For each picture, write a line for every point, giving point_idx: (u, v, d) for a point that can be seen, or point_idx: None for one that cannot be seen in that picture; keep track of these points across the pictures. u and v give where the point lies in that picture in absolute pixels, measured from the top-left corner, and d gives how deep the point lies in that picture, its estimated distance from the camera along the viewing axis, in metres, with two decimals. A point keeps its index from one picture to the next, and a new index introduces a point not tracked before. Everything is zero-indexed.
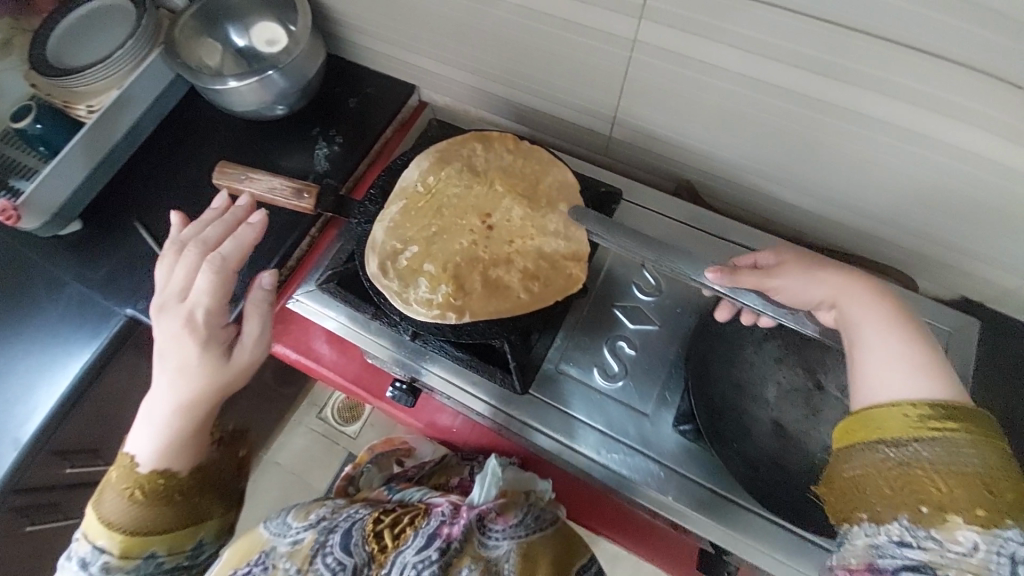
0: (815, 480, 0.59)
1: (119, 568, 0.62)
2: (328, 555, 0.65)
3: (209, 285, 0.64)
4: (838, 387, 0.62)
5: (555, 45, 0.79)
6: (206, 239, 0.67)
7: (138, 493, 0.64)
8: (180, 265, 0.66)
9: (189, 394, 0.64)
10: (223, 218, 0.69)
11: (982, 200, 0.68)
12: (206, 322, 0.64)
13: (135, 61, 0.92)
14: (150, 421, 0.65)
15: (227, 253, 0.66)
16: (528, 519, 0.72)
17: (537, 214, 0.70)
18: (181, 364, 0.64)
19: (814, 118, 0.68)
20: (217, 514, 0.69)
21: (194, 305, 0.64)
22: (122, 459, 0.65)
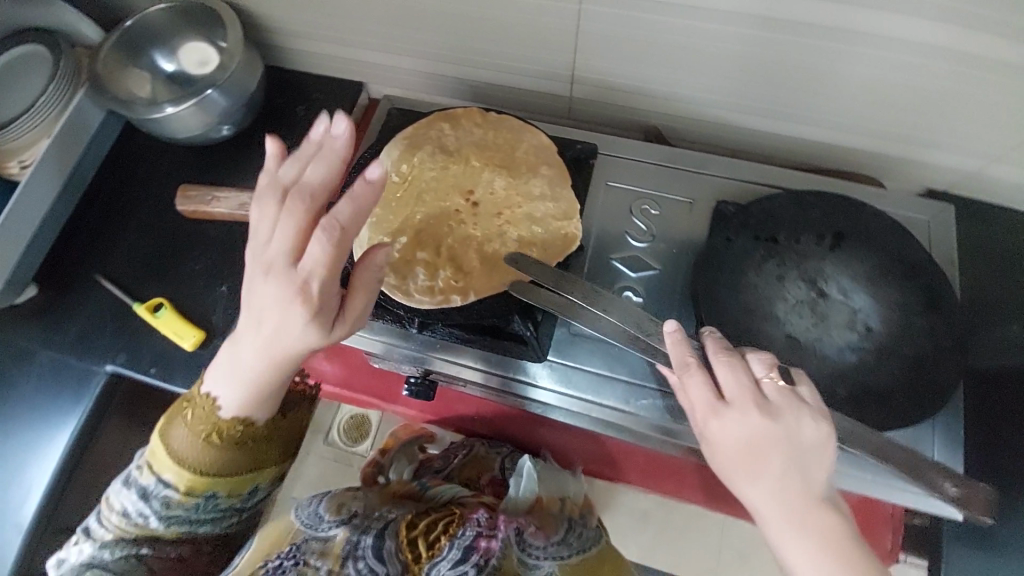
0: (839, 383, 0.60)
1: (181, 504, 0.57)
2: (360, 560, 0.62)
3: (323, 256, 0.47)
4: (840, 291, 0.64)
5: (502, 12, 0.78)
6: (313, 187, 0.49)
7: (215, 436, 0.56)
8: (282, 218, 0.48)
9: (285, 363, 0.52)
10: (325, 157, 0.49)
11: (937, 88, 0.70)
12: (321, 292, 0.48)
13: (62, 106, 0.86)
14: (237, 374, 0.54)
15: (345, 220, 0.46)
16: (571, 541, 0.79)
17: (519, 181, 0.70)
18: (280, 334, 0.50)
19: (766, 36, 0.70)
20: (280, 462, 0.61)
21: (304, 272, 0.48)
22: (200, 398, 0.56)
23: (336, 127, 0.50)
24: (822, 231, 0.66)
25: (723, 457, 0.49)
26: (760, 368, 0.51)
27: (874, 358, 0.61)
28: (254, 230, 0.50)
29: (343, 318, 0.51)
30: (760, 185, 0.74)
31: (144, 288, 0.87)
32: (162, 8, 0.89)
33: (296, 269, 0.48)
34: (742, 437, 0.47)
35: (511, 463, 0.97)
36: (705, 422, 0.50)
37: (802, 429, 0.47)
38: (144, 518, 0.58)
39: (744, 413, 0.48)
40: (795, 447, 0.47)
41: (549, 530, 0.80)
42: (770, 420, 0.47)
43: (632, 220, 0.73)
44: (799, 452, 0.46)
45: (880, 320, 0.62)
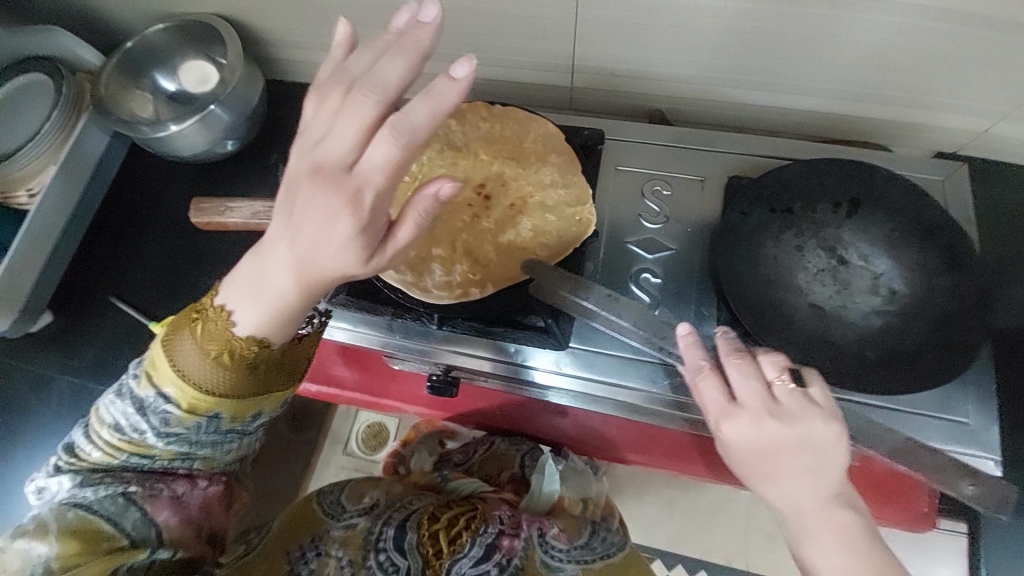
0: (866, 347, 0.60)
1: (182, 423, 0.54)
2: (381, 552, 0.67)
3: (387, 164, 0.42)
4: (860, 258, 0.64)
5: (500, 6, 0.78)
6: (386, 78, 0.43)
7: (224, 356, 0.53)
8: (347, 111, 0.43)
9: (320, 283, 0.47)
10: (402, 48, 0.43)
11: (941, 50, 0.70)
12: (372, 207, 0.43)
13: (66, 132, 0.86)
14: (265, 289, 0.50)
15: (419, 124, 0.41)
16: (595, 545, 0.75)
17: (530, 171, 0.70)
18: (321, 246, 0.45)
19: (764, 10, 0.70)
20: (288, 391, 0.58)
21: (362, 181, 0.43)
22: (213, 310, 0.52)
23: (425, 14, 0.43)
24: (838, 197, 0.66)
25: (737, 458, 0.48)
26: (769, 369, 0.49)
27: (901, 321, 0.61)
28: (314, 125, 0.45)
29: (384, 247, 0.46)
30: (770, 158, 0.74)
31: (159, 307, 0.87)
32: (161, 28, 0.89)
33: (352, 174, 0.43)
34: (751, 437, 0.47)
35: (529, 460, 0.96)
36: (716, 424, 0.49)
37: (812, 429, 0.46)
38: (139, 436, 0.55)
39: (752, 416, 0.47)
40: (804, 448, 0.46)
41: (573, 532, 0.76)
42: (778, 423, 0.46)
43: (644, 203, 0.73)
44: (810, 456, 0.46)
45: (904, 282, 0.62)
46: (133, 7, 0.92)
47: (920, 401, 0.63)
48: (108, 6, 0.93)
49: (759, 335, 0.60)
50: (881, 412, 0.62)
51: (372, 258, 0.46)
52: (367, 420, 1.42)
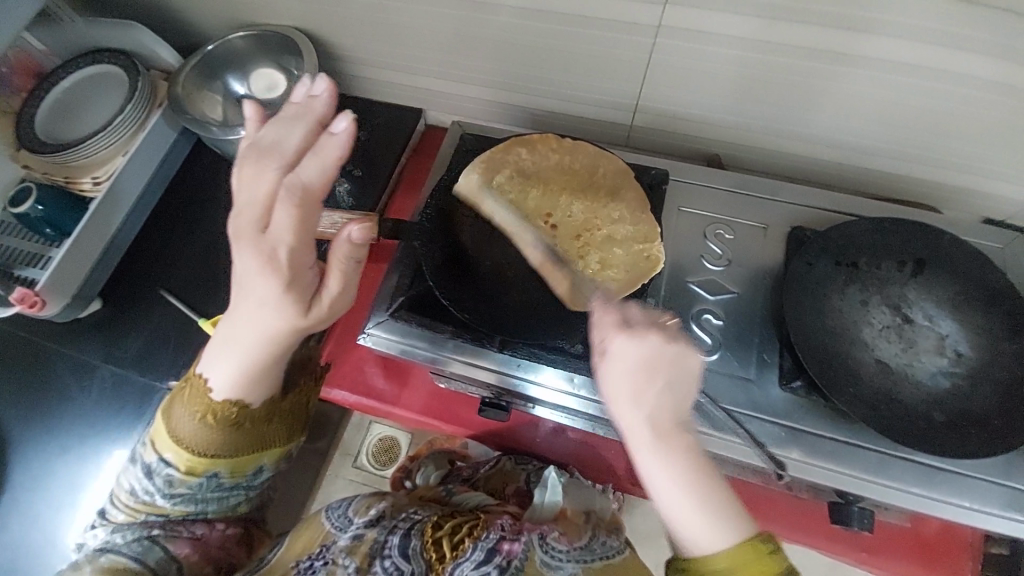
0: (932, 407, 0.60)
1: (184, 483, 0.61)
2: (387, 558, 0.64)
3: (289, 222, 0.48)
4: (925, 317, 0.64)
5: (575, 43, 0.81)
6: (286, 146, 0.50)
7: (209, 418, 0.60)
8: (255, 179, 0.50)
9: (267, 331, 0.56)
10: (304, 118, 0.51)
11: (1001, 120, 0.72)
12: (292, 263, 0.51)
13: (138, 125, 0.87)
14: (232, 352, 0.58)
15: (308, 179, 0.47)
16: (594, 547, 0.73)
17: (599, 205, 0.71)
18: (261, 300, 0.54)
19: (830, 70, 0.73)
20: (280, 441, 0.65)
21: (276, 242, 0.50)
22: (195, 378, 0.61)
23: (317, 89, 0.53)
24: (903, 257, 0.67)
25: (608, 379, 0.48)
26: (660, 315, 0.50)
27: (969, 383, 0.61)
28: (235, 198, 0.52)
29: (319, 296, 0.55)
30: (833, 212, 0.75)
31: (207, 304, 0.87)
32: (242, 35, 0.92)
33: (265, 236, 0.50)
34: (635, 364, 0.46)
35: (537, 476, 0.94)
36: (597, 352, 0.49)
37: (689, 363, 0.47)
38: (151, 496, 0.62)
39: (642, 340, 0.46)
40: (677, 377, 0.47)
41: (572, 537, 0.75)
42: (661, 350, 0.46)
43: (706, 244, 0.74)
44: (677, 390, 0.47)
45: (969, 346, 0.62)
46: (214, 13, 0.96)
47: (982, 465, 0.62)
48: (190, 11, 0.96)
49: (826, 388, 0.60)
50: (943, 474, 0.61)
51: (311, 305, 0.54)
52: (381, 433, 1.34)
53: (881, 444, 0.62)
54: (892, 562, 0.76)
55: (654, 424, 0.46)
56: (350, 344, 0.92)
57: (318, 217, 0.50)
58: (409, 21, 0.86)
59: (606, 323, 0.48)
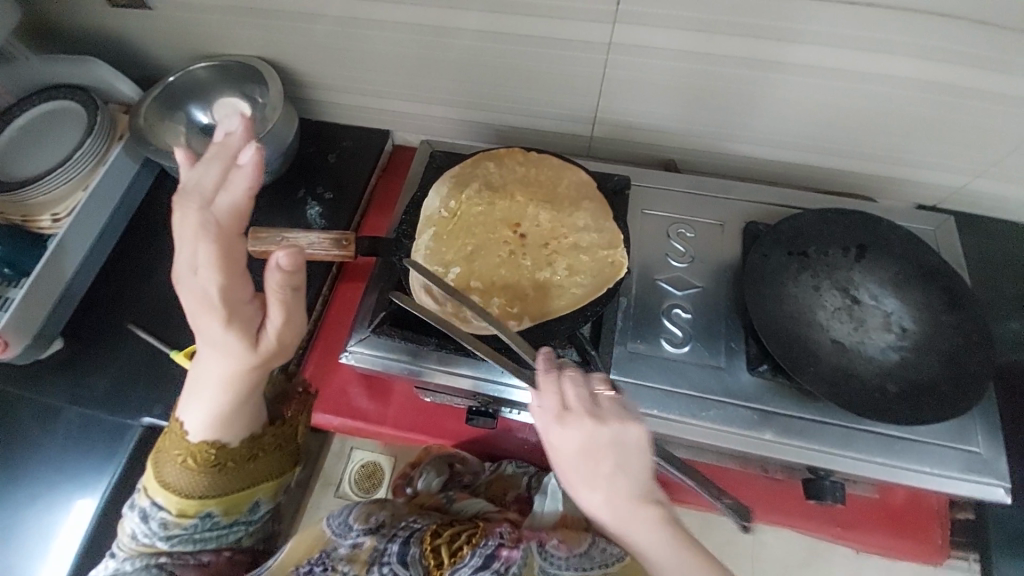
0: (885, 378, 0.64)
1: (178, 525, 0.61)
2: (386, 565, 0.66)
3: (209, 258, 0.52)
4: (871, 298, 0.70)
5: (534, 62, 0.85)
6: (203, 187, 0.54)
7: (191, 460, 0.61)
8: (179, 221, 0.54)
9: (227, 371, 0.58)
10: (219, 157, 0.56)
11: (921, 115, 0.80)
12: (223, 299, 0.53)
13: (97, 158, 0.87)
14: (200, 396, 0.60)
15: (222, 211, 0.53)
16: (594, 555, 0.74)
17: (564, 215, 0.74)
18: (212, 340, 0.56)
19: (770, 77, 0.80)
20: (271, 475, 0.66)
21: (204, 283, 0.53)
22: (175, 424, 0.62)
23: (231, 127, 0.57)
24: (846, 243, 0.73)
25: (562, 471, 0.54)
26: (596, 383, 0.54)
27: (915, 354, 0.66)
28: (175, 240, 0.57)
29: (265, 330, 0.56)
30: (782, 207, 0.81)
31: (179, 335, 0.85)
32: (204, 66, 0.93)
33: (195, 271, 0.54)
34: (578, 444, 0.50)
35: (537, 481, 0.97)
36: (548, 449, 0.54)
37: (628, 437, 0.50)
38: (150, 538, 0.61)
39: (579, 420, 0.50)
40: (624, 451, 0.50)
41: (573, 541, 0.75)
42: (598, 425, 0.50)
43: (670, 243, 0.78)
44: (628, 460, 0.50)
45: (913, 320, 0.68)
46: (176, 45, 0.97)
47: (937, 431, 0.67)
48: (151, 43, 0.97)
49: (788, 368, 0.64)
50: (902, 443, 0.66)
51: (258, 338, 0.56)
52: (362, 459, 1.32)
53: (844, 417, 0.66)
54: (871, 532, 0.80)
55: (611, 497, 0.50)
56: (332, 363, 0.92)
57: (240, 245, 0.54)
58: (373, 47, 0.89)
59: (543, 406, 0.52)
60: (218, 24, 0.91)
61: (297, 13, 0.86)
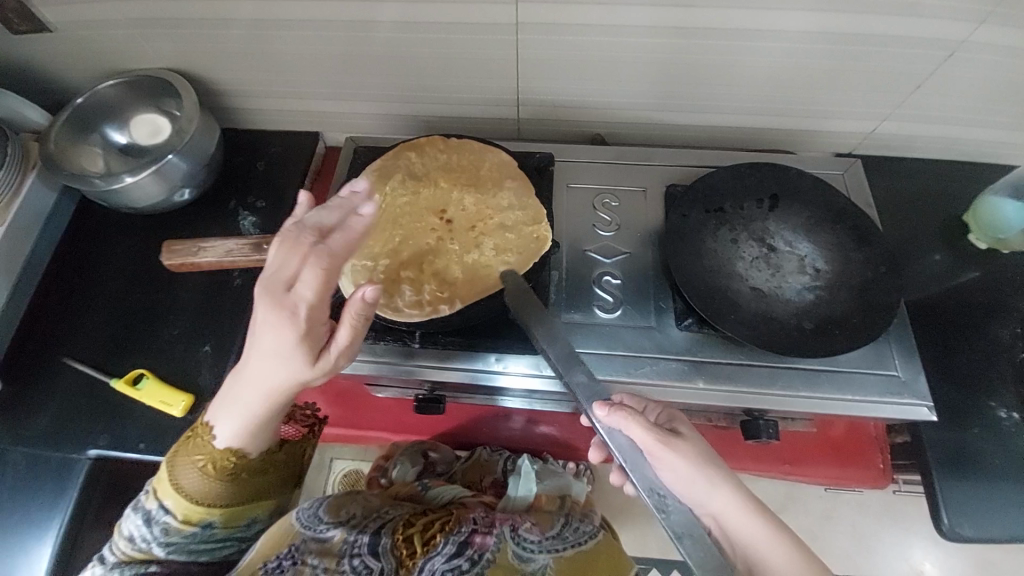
0: (803, 318, 0.68)
1: (179, 531, 0.59)
2: (356, 556, 0.64)
3: (313, 280, 0.49)
4: (787, 245, 0.73)
5: (448, 48, 0.86)
6: (324, 224, 0.52)
7: (210, 466, 0.59)
8: (289, 244, 0.50)
9: (273, 387, 0.54)
10: (342, 207, 0.54)
11: (823, 67, 0.83)
12: (308, 320, 0.50)
13: (12, 190, 0.84)
14: (237, 405, 0.57)
15: (341, 248, 0.51)
16: (566, 535, 0.77)
17: (488, 196, 0.75)
18: (271, 356, 0.52)
19: (677, 43, 0.82)
20: (273, 493, 0.65)
21: (296, 297, 0.49)
22: (201, 427, 0.60)
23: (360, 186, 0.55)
24: (761, 195, 0.76)
25: (670, 469, 0.57)
26: None
27: (830, 292, 0.69)
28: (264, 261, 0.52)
29: (328, 353, 0.53)
30: (698, 167, 0.84)
31: (119, 361, 0.84)
32: (112, 84, 0.90)
33: (288, 293, 0.50)
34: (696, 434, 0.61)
35: (511, 465, 1.01)
36: (653, 449, 0.57)
37: None
38: (147, 544, 0.59)
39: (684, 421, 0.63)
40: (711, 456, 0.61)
41: (545, 526, 0.79)
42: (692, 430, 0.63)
43: (596, 214, 0.80)
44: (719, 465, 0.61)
45: (826, 261, 0.71)
46: (82, 66, 0.94)
47: (857, 359, 0.70)
48: (56, 66, 0.94)
49: (711, 318, 0.67)
50: (825, 374, 0.69)
51: (315, 362, 0.52)
52: (343, 470, 1.33)
53: (770, 359, 0.70)
54: (813, 467, 0.85)
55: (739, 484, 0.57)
56: None
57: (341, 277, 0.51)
58: (287, 47, 0.88)
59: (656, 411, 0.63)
60: (123, 39, 0.88)
61: (204, 20, 0.84)
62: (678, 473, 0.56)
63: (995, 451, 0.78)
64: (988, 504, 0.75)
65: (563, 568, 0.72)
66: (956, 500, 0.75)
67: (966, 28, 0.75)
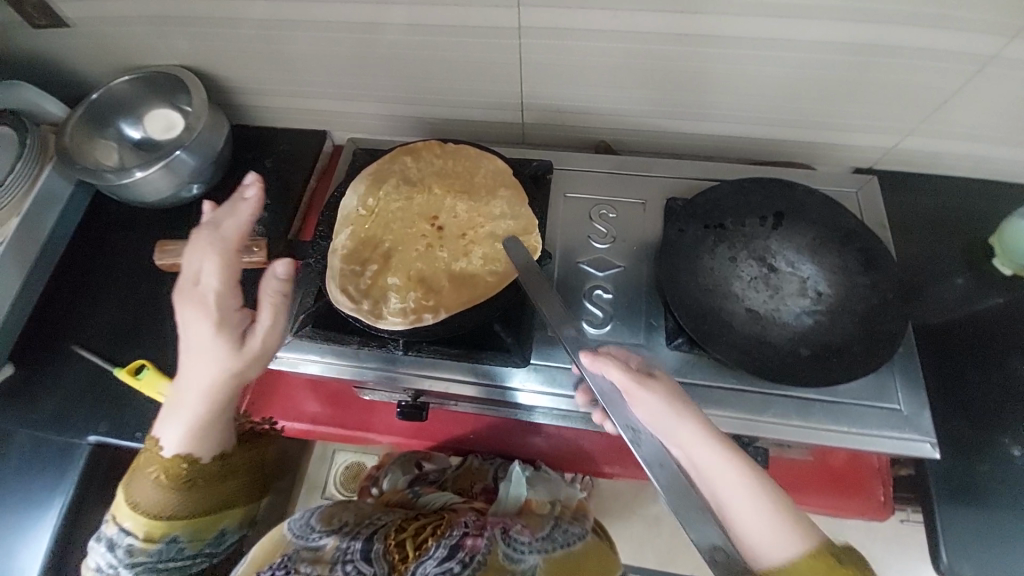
0: (799, 345, 0.65)
1: (144, 551, 0.60)
2: (349, 563, 0.65)
3: (213, 267, 0.56)
4: (789, 264, 0.70)
5: (451, 52, 0.85)
6: (215, 219, 0.59)
7: (163, 476, 0.60)
8: (188, 245, 0.58)
9: (207, 380, 0.58)
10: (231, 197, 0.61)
11: (841, 78, 0.79)
12: (219, 306, 0.56)
13: (29, 182, 0.87)
14: (178, 408, 0.60)
15: (232, 233, 0.58)
16: (556, 536, 0.76)
17: (480, 203, 0.74)
18: (198, 349, 0.57)
19: (685, 50, 0.79)
20: (237, 499, 0.66)
21: (202, 287, 0.56)
22: (150, 441, 0.62)
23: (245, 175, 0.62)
24: (764, 212, 0.73)
25: (646, 409, 0.57)
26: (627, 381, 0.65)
27: (830, 317, 0.66)
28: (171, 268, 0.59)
29: (251, 334, 0.58)
30: (703, 179, 0.81)
31: (123, 351, 0.87)
32: (126, 79, 0.92)
33: (195, 286, 0.57)
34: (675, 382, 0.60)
35: (503, 471, 0.98)
36: (630, 389, 0.57)
37: None
38: (114, 570, 0.60)
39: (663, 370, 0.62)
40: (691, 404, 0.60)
41: (535, 528, 0.78)
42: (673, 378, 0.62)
43: (593, 225, 0.78)
44: None
45: (828, 284, 0.68)
46: (101, 62, 0.97)
47: (857, 391, 0.67)
48: (77, 62, 0.97)
49: (701, 340, 0.65)
50: (819, 404, 0.66)
51: (239, 345, 0.57)
52: (344, 462, 1.34)
53: (762, 385, 0.67)
54: (810, 494, 0.81)
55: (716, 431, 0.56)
56: (276, 373, 0.93)
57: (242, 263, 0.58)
58: (295, 48, 0.89)
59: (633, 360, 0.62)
60: (138, 37, 0.91)
61: (214, 19, 0.85)
62: (653, 411, 0.56)
63: (1010, 492, 0.73)
64: (999, 549, 0.71)
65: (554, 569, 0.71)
66: (962, 542, 0.71)
67: (999, 42, 0.69)
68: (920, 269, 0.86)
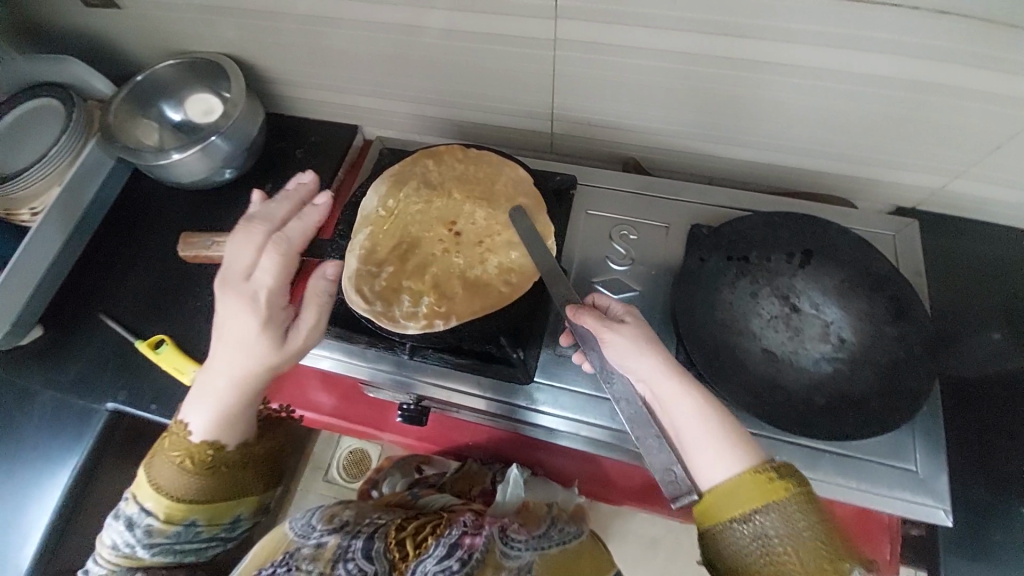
0: (814, 393, 0.63)
1: (162, 532, 0.62)
2: (350, 561, 0.65)
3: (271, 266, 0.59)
4: (814, 306, 0.67)
5: (485, 59, 0.84)
6: (273, 218, 0.63)
7: (187, 462, 0.61)
8: (244, 241, 0.61)
9: (243, 369, 0.60)
10: (289, 199, 0.65)
11: (888, 115, 0.75)
12: (269, 302, 0.59)
13: (73, 155, 0.91)
14: (207, 395, 0.62)
15: (294, 236, 0.61)
16: (552, 534, 0.76)
17: (498, 212, 0.73)
18: (239, 340, 0.59)
19: (725, 73, 0.76)
20: (253, 488, 0.67)
21: (255, 282, 0.59)
22: (176, 427, 0.63)
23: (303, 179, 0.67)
24: (792, 248, 0.69)
25: (615, 352, 0.58)
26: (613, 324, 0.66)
27: (851, 368, 0.63)
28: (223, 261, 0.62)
29: (295, 331, 0.61)
30: (732, 208, 0.78)
31: (146, 325, 0.90)
32: (171, 63, 0.95)
33: (248, 281, 0.59)
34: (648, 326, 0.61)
35: (501, 475, 0.98)
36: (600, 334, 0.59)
37: None
38: (132, 548, 0.62)
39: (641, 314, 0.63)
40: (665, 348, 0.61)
41: (531, 527, 0.78)
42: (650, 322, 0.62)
43: (612, 245, 0.76)
44: None
45: (853, 331, 0.65)
46: (150, 43, 1.00)
47: (871, 446, 0.64)
48: (128, 42, 1.01)
49: (712, 376, 0.63)
50: (830, 455, 0.63)
51: (281, 340, 0.59)
52: (350, 446, 1.36)
53: (772, 430, 0.64)
54: None
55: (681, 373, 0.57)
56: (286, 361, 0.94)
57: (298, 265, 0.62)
58: (334, 43, 0.89)
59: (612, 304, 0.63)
60: (186, 24, 0.93)
61: (259, 12, 0.86)
62: (620, 352, 0.58)
63: None
64: None
65: (550, 569, 0.70)
66: None
67: None
68: (958, 320, 0.81)
